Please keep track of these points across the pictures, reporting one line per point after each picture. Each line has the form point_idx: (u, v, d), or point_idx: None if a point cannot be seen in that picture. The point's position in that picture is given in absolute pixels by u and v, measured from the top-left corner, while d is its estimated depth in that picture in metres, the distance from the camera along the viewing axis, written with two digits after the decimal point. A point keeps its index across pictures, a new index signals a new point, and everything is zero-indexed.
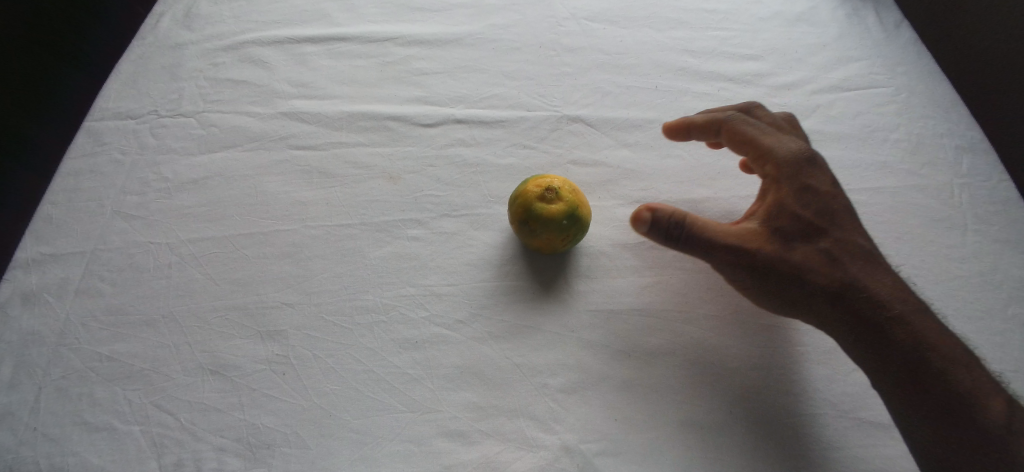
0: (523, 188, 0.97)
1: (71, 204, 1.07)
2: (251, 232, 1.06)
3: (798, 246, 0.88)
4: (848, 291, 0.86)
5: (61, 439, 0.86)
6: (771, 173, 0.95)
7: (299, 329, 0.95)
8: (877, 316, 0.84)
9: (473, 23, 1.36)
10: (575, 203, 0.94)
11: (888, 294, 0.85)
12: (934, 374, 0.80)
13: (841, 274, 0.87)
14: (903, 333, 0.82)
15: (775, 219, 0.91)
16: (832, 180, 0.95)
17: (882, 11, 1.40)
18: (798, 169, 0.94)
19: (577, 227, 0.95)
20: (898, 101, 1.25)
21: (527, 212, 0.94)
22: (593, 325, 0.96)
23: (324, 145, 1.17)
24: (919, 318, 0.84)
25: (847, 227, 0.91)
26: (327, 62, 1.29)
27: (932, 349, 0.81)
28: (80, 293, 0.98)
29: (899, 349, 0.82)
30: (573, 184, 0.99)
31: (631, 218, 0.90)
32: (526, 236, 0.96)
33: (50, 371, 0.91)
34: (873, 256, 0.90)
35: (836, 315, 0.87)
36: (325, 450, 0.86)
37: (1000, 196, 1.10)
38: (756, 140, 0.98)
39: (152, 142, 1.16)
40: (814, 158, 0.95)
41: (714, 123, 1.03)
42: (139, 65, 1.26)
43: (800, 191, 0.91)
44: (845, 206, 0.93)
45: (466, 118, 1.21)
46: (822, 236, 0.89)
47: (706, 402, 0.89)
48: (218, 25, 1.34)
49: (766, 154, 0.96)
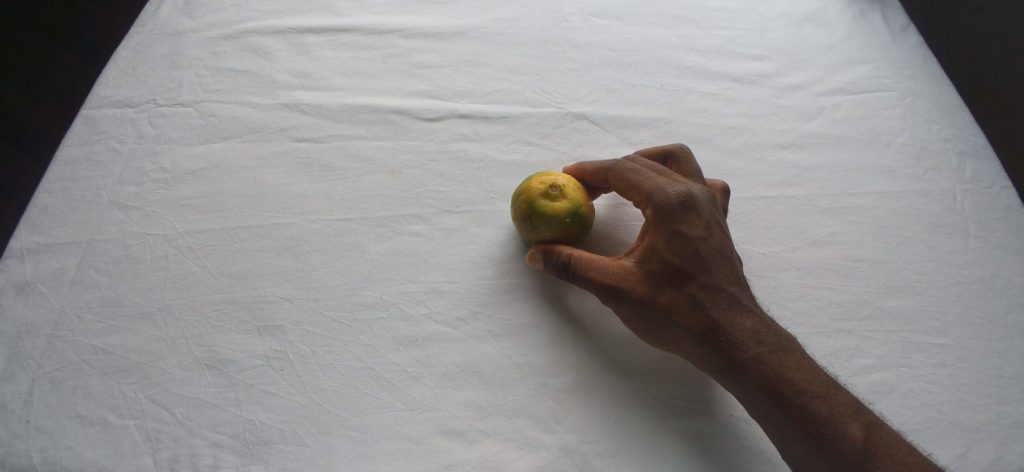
0: (528, 183, 0.95)
1: (67, 193, 1.05)
2: (250, 225, 1.05)
3: (663, 291, 0.84)
4: (719, 341, 0.81)
5: (55, 432, 0.85)
6: (645, 217, 0.88)
7: (298, 324, 0.94)
8: (743, 367, 0.79)
9: (478, 16, 1.34)
10: (579, 201, 0.93)
11: (750, 342, 0.80)
12: (799, 429, 0.75)
13: (699, 319, 0.82)
14: (779, 386, 0.77)
15: (644, 263, 0.86)
16: (706, 224, 0.86)
17: (889, 13, 1.39)
18: (667, 215, 0.86)
19: (580, 224, 0.93)
20: (904, 105, 1.24)
21: (531, 208, 0.92)
22: (596, 324, 0.96)
23: (325, 138, 1.16)
24: (807, 373, 0.78)
25: (718, 274, 0.84)
26: (329, 53, 1.27)
27: (812, 404, 0.75)
28: (76, 284, 0.97)
29: (780, 403, 0.77)
30: (579, 180, 0.97)
31: (529, 254, 0.95)
32: (528, 231, 0.95)
33: (45, 363, 0.90)
34: (743, 306, 0.83)
35: (714, 365, 0.82)
36: (322, 447, 0.85)
37: (1003, 203, 1.09)
38: (632, 182, 0.90)
39: (150, 131, 1.15)
40: (692, 200, 0.86)
41: (599, 166, 0.96)
42: (137, 52, 1.24)
43: (664, 238, 0.85)
44: (721, 251, 0.85)
45: (468, 113, 1.20)
46: (684, 282, 0.84)
47: (678, 411, 0.88)
48: (218, 13, 1.32)
49: (641, 198, 0.89)
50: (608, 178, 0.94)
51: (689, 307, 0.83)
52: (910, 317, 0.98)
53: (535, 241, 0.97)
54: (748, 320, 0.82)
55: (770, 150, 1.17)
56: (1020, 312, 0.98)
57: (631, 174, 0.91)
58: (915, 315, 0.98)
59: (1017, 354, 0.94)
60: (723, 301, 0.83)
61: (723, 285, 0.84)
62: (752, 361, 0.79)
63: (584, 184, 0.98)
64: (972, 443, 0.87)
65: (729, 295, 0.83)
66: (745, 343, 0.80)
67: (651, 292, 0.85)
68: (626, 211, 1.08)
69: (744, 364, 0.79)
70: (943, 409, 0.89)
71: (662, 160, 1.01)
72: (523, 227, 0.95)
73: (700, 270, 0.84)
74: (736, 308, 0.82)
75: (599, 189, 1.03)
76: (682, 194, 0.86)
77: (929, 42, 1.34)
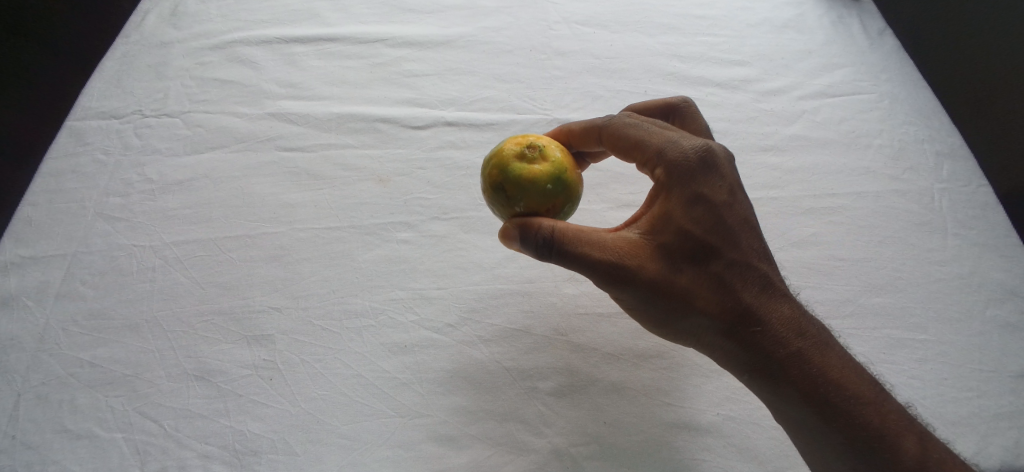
0: (501, 147, 0.85)
1: (53, 205, 1.05)
2: (237, 235, 1.05)
3: (683, 270, 0.76)
4: (751, 330, 0.75)
5: (41, 447, 0.84)
6: (656, 179, 0.80)
7: (286, 333, 0.95)
8: (781, 363, 0.74)
9: (465, 25, 1.36)
10: (562, 166, 0.83)
11: (789, 335, 0.75)
12: (847, 437, 0.71)
13: (727, 305, 0.75)
14: (824, 387, 0.72)
15: (658, 236, 0.78)
16: (729, 187, 0.78)
17: (865, 20, 1.43)
18: (686, 177, 0.77)
19: (565, 194, 0.83)
20: (882, 107, 1.27)
21: (503, 174, 0.82)
22: (582, 327, 0.97)
23: (313, 147, 1.16)
24: (849, 370, 0.74)
25: (746, 249, 0.77)
26: (317, 63, 1.28)
27: (862, 410, 0.71)
28: (62, 297, 0.96)
29: (825, 411, 0.72)
30: (563, 147, 0.88)
31: (503, 230, 0.82)
32: (501, 203, 0.83)
33: (30, 377, 0.89)
34: (775, 289, 0.77)
35: (745, 360, 0.76)
36: (313, 456, 0.85)
37: (979, 201, 1.12)
38: (639, 140, 0.82)
39: (135, 142, 1.15)
40: (715, 159, 0.78)
41: (592, 123, 0.89)
42: (123, 63, 1.24)
43: (684, 206, 0.77)
44: (748, 222, 0.78)
45: (456, 121, 1.21)
46: (708, 261, 0.76)
47: (678, 405, 0.89)
48: (205, 23, 1.33)
49: (652, 156, 0.80)
50: (605, 135, 0.87)
51: (715, 288, 0.76)
52: (892, 314, 1.00)
53: (510, 216, 0.85)
54: (784, 307, 0.76)
55: (751, 153, 1.20)
56: (998, 307, 1.00)
57: (632, 128, 0.83)
58: (896, 312, 1.00)
59: (997, 349, 0.96)
60: (754, 282, 0.76)
61: (754, 262, 0.77)
62: (794, 357, 0.74)
63: (568, 153, 0.89)
64: (954, 436, 0.88)
65: (759, 274, 0.77)
66: (782, 334, 0.75)
67: (669, 272, 0.76)
68: (610, 216, 1.11)
69: (783, 360, 0.74)
70: (924, 404, 0.91)
71: (664, 117, 0.96)
72: (494, 198, 0.84)
73: (727, 245, 0.76)
74: (768, 291, 0.77)
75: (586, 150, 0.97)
76: (703, 151, 0.78)
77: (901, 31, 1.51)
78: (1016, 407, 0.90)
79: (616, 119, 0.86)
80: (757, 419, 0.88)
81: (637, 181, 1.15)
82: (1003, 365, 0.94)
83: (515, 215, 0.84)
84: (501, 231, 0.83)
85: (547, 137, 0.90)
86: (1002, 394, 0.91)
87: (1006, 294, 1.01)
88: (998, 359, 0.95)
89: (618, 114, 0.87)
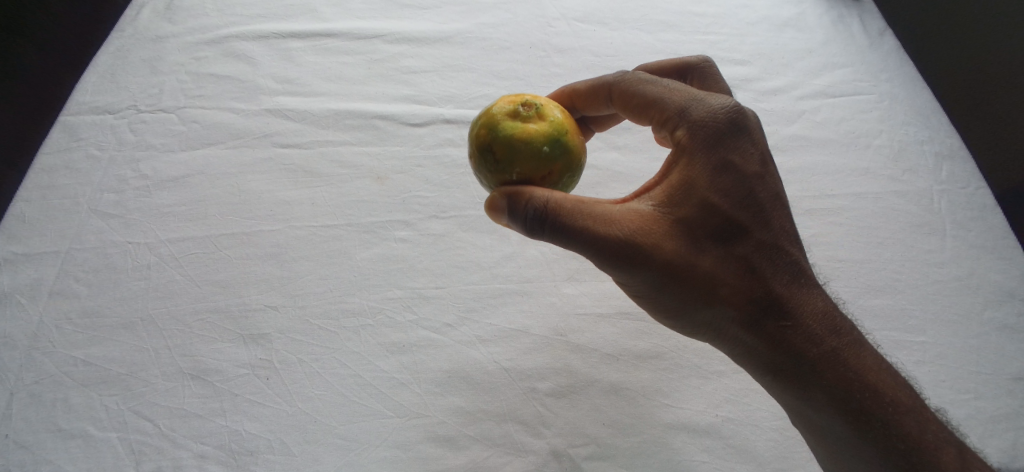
0: (490, 107, 0.77)
1: (45, 202, 1.03)
2: (233, 232, 1.03)
3: (707, 251, 0.70)
4: (781, 323, 0.71)
5: (34, 446, 0.83)
6: (678, 142, 0.74)
7: (282, 332, 0.94)
8: (813, 362, 0.70)
9: (462, 21, 1.35)
10: (560, 127, 0.75)
11: (823, 332, 0.72)
12: (882, 447, 0.69)
13: (757, 291, 0.70)
14: (859, 388, 0.70)
15: (679, 208, 0.71)
16: (759, 159, 0.74)
17: (866, 19, 1.43)
18: (714, 140, 0.72)
19: (563, 159, 0.75)
20: (882, 107, 1.27)
21: (492, 134, 0.73)
22: (580, 327, 0.96)
23: (309, 143, 1.15)
24: (883, 372, 0.71)
25: (777, 230, 0.73)
26: (314, 58, 1.27)
27: (900, 418, 0.69)
28: (55, 294, 0.95)
29: (859, 415, 0.69)
30: (563, 107, 0.79)
31: (489, 201, 0.74)
32: (489, 170, 0.75)
33: (23, 376, 0.88)
34: (805, 279, 0.74)
35: (773, 356, 0.72)
36: (310, 456, 0.84)
37: (979, 202, 1.12)
38: (656, 97, 0.78)
39: (130, 137, 1.13)
40: (744, 124, 0.74)
41: (599, 82, 0.86)
42: (117, 58, 1.23)
43: (712, 175, 0.72)
44: (778, 199, 0.74)
45: (454, 119, 1.20)
46: (735, 242, 0.71)
47: (678, 404, 0.89)
48: (200, 17, 1.31)
49: (673, 116, 0.75)
50: (614, 90, 0.84)
51: (743, 272, 0.71)
52: (891, 316, 1.00)
53: (500, 184, 0.76)
54: (816, 299, 0.73)
55: None
56: (996, 309, 1.00)
57: (649, 85, 0.79)
58: (894, 313, 1.00)
59: (995, 350, 0.96)
60: (785, 270, 0.72)
61: (785, 246, 0.73)
62: (827, 354, 0.71)
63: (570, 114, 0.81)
64: None
65: (790, 260, 0.73)
66: (814, 328, 0.71)
67: (693, 252, 0.70)
68: None
69: (818, 358, 0.70)
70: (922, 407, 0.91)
71: (679, 77, 0.94)
72: (482, 164, 0.76)
73: (757, 225, 0.72)
74: (798, 281, 0.73)
75: (588, 109, 0.92)
76: (731, 114, 0.74)
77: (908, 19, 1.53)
78: (1013, 409, 0.90)
79: (629, 76, 0.83)
80: (756, 421, 0.88)
81: (637, 181, 1.15)
82: (1000, 367, 0.94)
83: (505, 183, 0.76)
84: (487, 202, 0.76)
85: (544, 96, 0.81)
86: (1000, 397, 0.91)
87: (1004, 296, 1.01)
88: (996, 361, 0.94)
89: (632, 72, 0.83)
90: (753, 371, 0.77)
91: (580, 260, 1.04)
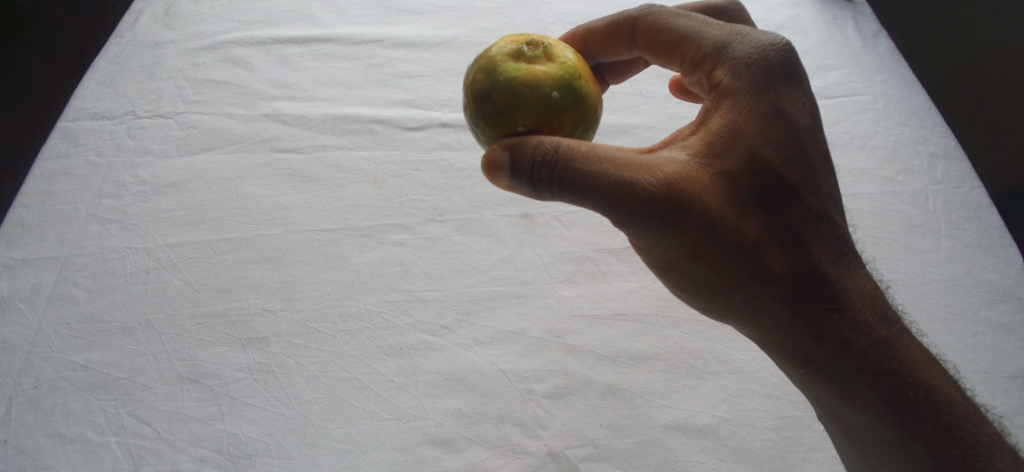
0: (489, 49, 0.73)
1: (44, 207, 1.04)
2: (233, 237, 1.04)
3: (749, 217, 0.69)
4: (826, 305, 0.71)
5: (33, 451, 0.83)
6: (718, 84, 0.73)
7: (281, 336, 0.94)
8: (857, 344, 0.70)
9: (459, 25, 1.36)
10: (571, 72, 0.70)
11: (872, 319, 0.72)
12: (927, 442, 0.69)
13: (800, 264, 0.71)
14: (911, 382, 0.70)
15: (722, 164, 0.69)
16: (806, 112, 0.73)
17: (860, 21, 1.44)
18: (759, 83, 0.71)
19: (575, 107, 0.70)
20: (876, 109, 1.28)
21: (491, 80, 0.69)
22: (578, 329, 0.97)
23: (307, 149, 1.16)
24: (932, 364, 0.72)
25: (823, 200, 0.73)
26: (312, 64, 1.28)
27: (956, 419, 0.69)
28: (55, 300, 0.96)
29: (905, 401, 0.69)
30: (575, 51, 0.75)
31: (488, 156, 0.70)
32: (488, 120, 0.71)
33: (22, 381, 0.88)
34: (851, 258, 0.74)
35: (813, 335, 0.71)
36: (308, 459, 0.84)
37: (975, 201, 1.12)
38: (690, 33, 0.77)
39: (129, 143, 1.14)
40: (791, 70, 0.73)
41: (625, 17, 0.86)
42: (115, 65, 1.24)
43: (761, 123, 0.70)
44: (826, 164, 0.75)
45: (451, 122, 1.21)
46: (780, 211, 0.71)
47: (677, 404, 0.89)
48: (199, 24, 1.33)
49: (712, 55, 0.74)
50: (641, 29, 0.84)
51: (786, 243, 0.71)
52: None
53: (500, 137, 0.72)
54: (864, 280, 0.74)
55: None
56: (992, 308, 1.00)
57: (683, 20, 0.79)
58: None
59: (991, 350, 0.96)
60: (831, 247, 0.73)
61: (834, 219, 0.74)
62: (875, 344, 0.71)
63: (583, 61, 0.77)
64: None
65: (836, 235, 0.73)
66: (861, 312, 0.71)
67: (733, 214, 0.69)
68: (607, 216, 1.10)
69: (865, 349, 0.70)
70: None
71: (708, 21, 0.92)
72: (480, 115, 0.72)
73: (805, 190, 0.72)
74: (845, 259, 0.73)
75: (609, 52, 0.93)
76: (780, 53, 0.73)
77: (900, 23, 1.55)
78: (1008, 408, 0.91)
79: (657, 13, 0.82)
80: (751, 422, 0.88)
81: None
82: (995, 365, 0.94)
83: (506, 136, 0.72)
84: (486, 158, 0.71)
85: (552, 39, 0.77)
86: (995, 396, 0.92)
87: (999, 296, 1.01)
88: (990, 359, 0.95)
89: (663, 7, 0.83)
90: (784, 352, 0.76)
91: (577, 262, 1.04)
